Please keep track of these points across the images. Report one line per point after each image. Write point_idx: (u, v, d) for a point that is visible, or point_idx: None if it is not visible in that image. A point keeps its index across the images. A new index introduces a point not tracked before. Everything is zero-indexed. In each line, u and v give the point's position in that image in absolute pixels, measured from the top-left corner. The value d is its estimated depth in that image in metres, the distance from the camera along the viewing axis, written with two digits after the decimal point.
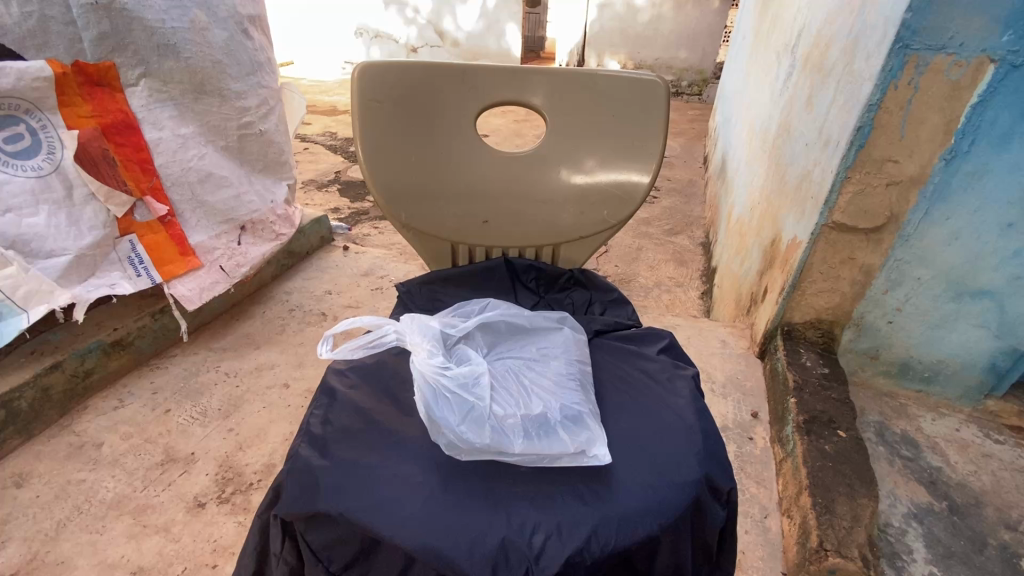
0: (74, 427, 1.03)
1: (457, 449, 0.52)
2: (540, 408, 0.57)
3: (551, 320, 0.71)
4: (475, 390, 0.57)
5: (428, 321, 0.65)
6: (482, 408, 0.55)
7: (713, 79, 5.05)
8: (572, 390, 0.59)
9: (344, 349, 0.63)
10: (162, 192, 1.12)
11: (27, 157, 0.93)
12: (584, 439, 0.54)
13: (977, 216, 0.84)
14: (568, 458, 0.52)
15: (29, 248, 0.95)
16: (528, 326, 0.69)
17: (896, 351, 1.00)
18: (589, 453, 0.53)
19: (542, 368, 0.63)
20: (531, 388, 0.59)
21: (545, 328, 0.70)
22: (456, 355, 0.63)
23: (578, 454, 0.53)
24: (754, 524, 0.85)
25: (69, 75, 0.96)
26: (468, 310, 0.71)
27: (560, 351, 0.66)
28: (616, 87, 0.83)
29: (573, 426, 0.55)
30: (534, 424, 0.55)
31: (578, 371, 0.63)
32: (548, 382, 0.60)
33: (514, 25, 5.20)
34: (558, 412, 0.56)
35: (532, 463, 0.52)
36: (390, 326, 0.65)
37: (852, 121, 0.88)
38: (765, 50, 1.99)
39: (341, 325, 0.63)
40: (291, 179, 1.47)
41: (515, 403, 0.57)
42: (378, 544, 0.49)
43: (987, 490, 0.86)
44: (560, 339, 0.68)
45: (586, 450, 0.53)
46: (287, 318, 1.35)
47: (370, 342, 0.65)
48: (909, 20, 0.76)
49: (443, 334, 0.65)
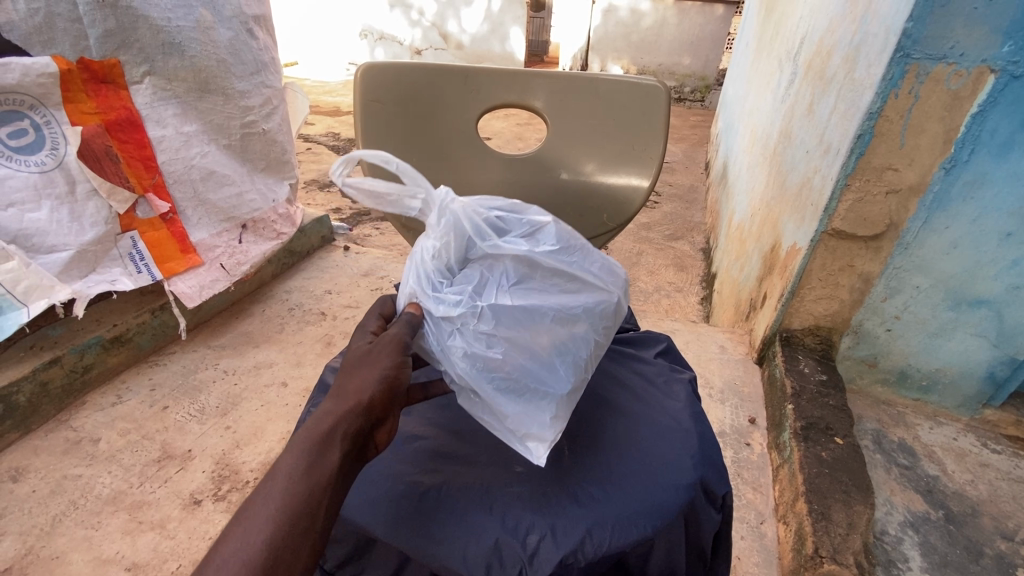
0: (72, 422, 1.03)
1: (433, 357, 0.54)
2: (515, 373, 0.51)
3: (599, 272, 0.60)
4: (459, 316, 0.52)
5: (462, 208, 0.58)
6: (460, 339, 0.52)
7: (716, 86, 5.07)
8: (559, 365, 0.52)
9: (355, 181, 0.57)
10: (163, 189, 1.12)
11: (31, 151, 0.93)
12: (532, 429, 0.50)
13: (975, 226, 0.84)
14: (507, 434, 0.51)
15: (31, 243, 0.96)
16: (574, 267, 0.58)
17: (894, 359, 1.00)
18: (527, 444, 0.50)
19: (554, 318, 0.54)
20: (524, 337, 0.52)
21: (591, 281, 0.58)
22: (472, 264, 0.57)
23: (516, 438, 0.50)
24: (750, 529, 0.85)
25: (75, 72, 0.96)
26: (520, 224, 0.60)
27: (584, 318, 0.55)
28: (616, 91, 0.83)
29: (528, 406, 0.51)
30: (490, 385, 0.51)
31: (583, 355, 0.54)
32: (552, 340, 0.53)
33: (518, 28, 5.22)
34: (532, 385, 0.51)
35: (477, 419, 0.53)
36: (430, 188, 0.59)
37: (853, 128, 0.88)
38: (767, 57, 1.99)
39: (378, 150, 0.56)
40: (294, 179, 1.48)
41: (493, 349, 0.51)
42: (373, 542, 0.51)
43: (984, 499, 0.86)
44: (594, 302, 0.57)
45: (526, 439, 0.50)
46: (287, 317, 1.35)
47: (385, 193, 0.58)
48: (910, 29, 0.76)
49: (471, 240, 0.58)
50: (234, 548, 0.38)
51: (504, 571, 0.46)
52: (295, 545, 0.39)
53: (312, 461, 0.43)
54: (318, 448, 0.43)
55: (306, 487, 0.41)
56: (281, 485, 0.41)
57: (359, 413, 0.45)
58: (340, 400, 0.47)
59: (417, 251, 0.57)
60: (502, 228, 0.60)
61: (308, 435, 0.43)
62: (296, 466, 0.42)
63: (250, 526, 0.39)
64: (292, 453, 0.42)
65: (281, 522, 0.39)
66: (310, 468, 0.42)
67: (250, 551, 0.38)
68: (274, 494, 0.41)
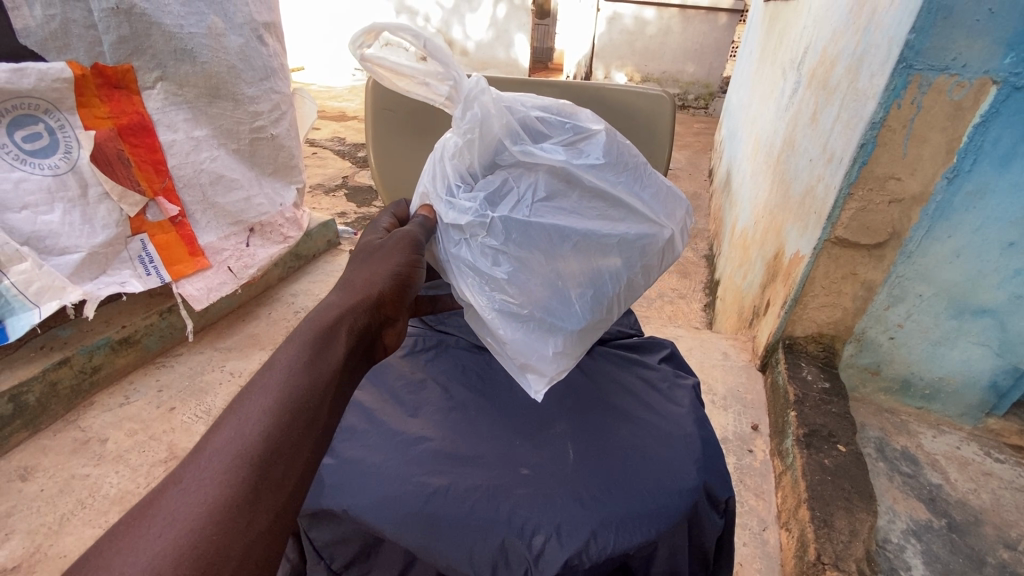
0: (80, 423, 1.04)
1: (450, 257, 0.63)
2: (517, 297, 0.59)
3: (650, 205, 0.66)
4: (469, 227, 0.61)
5: (490, 103, 0.64)
6: (467, 252, 0.61)
7: (720, 94, 5.10)
8: (568, 303, 0.59)
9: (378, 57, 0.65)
10: (173, 193, 1.14)
11: (45, 155, 0.95)
12: (535, 357, 0.57)
13: (978, 236, 0.85)
14: (514, 364, 0.58)
15: (44, 245, 0.97)
16: (612, 195, 0.65)
17: (897, 367, 1.01)
18: (526, 377, 0.58)
19: (575, 245, 0.61)
20: (530, 265, 0.60)
21: (637, 210, 0.65)
22: (497, 171, 0.64)
23: (519, 370, 0.58)
24: (752, 536, 0.85)
25: (89, 77, 0.98)
26: (558, 137, 0.66)
27: (610, 251, 0.62)
28: (623, 101, 0.84)
29: (529, 336, 0.58)
30: (492, 309, 0.59)
31: (610, 292, 0.61)
32: (573, 269, 0.60)
33: (523, 35, 5.26)
34: (546, 311, 0.59)
35: (486, 344, 0.62)
36: (460, 75, 0.64)
37: (856, 137, 0.89)
38: (771, 66, 2.01)
39: (403, 29, 0.62)
40: (301, 183, 1.49)
41: (496, 269, 0.59)
42: (381, 543, 0.53)
43: (987, 508, 0.86)
44: (635, 234, 0.63)
45: (526, 372, 0.58)
46: (293, 320, 1.36)
47: (406, 72, 0.66)
48: (913, 40, 0.77)
49: (500, 144, 0.65)
50: (227, 437, 0.44)
51: (511, 571, 0.48)
52: (289, 443, 0.44)
53: (301, 367, 0.48)
54: (319, 339, 0.50)
55: (304, 371, 0.48)
56: (283, 373, 0.48)
57: (360, 309, 0.53)
58: (328, 319, 0.52)
59: (442, 144, 0.65)
60: (542, 136, 0.67)
61: (311, 327, 0.51)
62: (297, 356, 0.49)
63: (242, 421, 0.45)
64: (293, 346, 0.50)
65: (273, 418, 0.45)
66: (299, 377, 0.48)
67: (243, 444, 0.43)
68: (274, 382, 0.47)
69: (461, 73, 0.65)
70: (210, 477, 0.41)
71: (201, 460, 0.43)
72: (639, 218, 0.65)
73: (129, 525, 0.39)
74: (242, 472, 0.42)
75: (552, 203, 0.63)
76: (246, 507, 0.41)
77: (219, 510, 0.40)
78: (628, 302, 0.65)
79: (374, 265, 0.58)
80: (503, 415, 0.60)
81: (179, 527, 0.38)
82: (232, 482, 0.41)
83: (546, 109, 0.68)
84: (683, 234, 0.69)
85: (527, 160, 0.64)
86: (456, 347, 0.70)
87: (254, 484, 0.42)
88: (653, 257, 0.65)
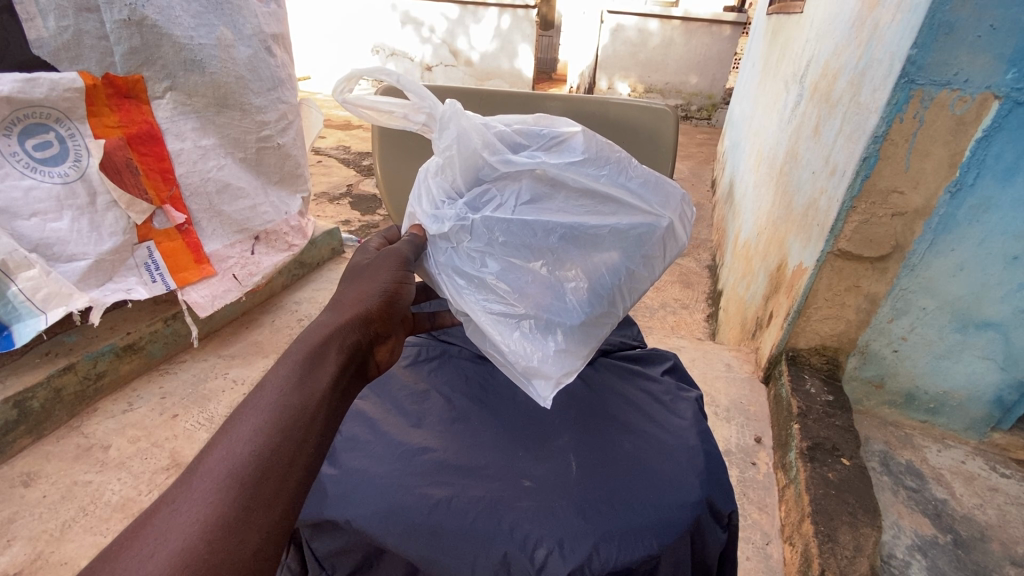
0: (83, 429, 1.04)
1: (438, 272, 0.63)
2: (510, 296, 0.60)
3: (644, 201, 0.65)
4: (453, 235, 0.62)
5: (466, 123, 0.63)
6: (454, 258, 0.62)
7: (724, 105, 5.14)
8: (563, 298, 0.60)
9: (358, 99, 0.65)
10: (180, 202, 1.15)
11: (55, 163, 0.96)
12: (539, 357, 0.57)
13: (981, 249, 0.84)
14: (519, 368, 0.58)
15: (52, 251, 0.98)
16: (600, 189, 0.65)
17: (901, 380, 1.00)
18: (530, 381, 0.58)
19: (562, 237, 0.62)
20: (519, 265, 0.61)
21: (628, 204, 0.65)
22: (482, 186, 0.64)
23: (524, 374, 0.58)
24: (755, 550, 0.84)
25: (100, 87, 0.99)
26: (537, 146, 0.66)
27: (602, 244, 0.63)
28: (627, 115, 0.85)
29: (529, 337, 0.58)
30: (486, 312, 0.60)
31: (609, 287, 0.62)
32: (563, 264, 0.62)
33: (527, 45, 5.31)
34: (544, 306, 0.59)
35: (491, 357, 0.62)
36: (435, 103, 0.64)
37: (858, 151, 0.89)
38: (773, 79, 2.03)
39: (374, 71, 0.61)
40: (306, 192, 1.50)
41: (485, 270, 0.61)
42: (383, 553, 0.53)
43: (993, 525, 0.85)
44: (627, 224, 0.64)
45: (530, 375, 0.57)
46: (297, 328, 1.37)
47: (385, 109, 0.66)
48: (914, 55, 0.78)
49: (480, 161, 0.64)
50: (218, 458, 0.44)
51: None
52: (281, 462, 0.44)
53: (293, 387, 0.49)
54: (308, 359, 0.51)
55: (292, 392, 0.48)
56: (273, 393, 0.48)
57: (349, 329, 0.54)
58: (319, 338, 0.52)
59: (425, 167, 0.65)
60: (520, 146, 0.66)
61: (301, 347, 0.51)
62: (289, 375, 0.49)
63: (234, 442, 0.45)
64: (285, 367, 0.50)
65: (264, 438, 0.45)
66: (292, 396, 0.48)
67: (235, 464, 0.43)
68: (264, 402, 0.48)
69: (436, 99, 0.65)
70: (202, 497, 0.41)
71: (193, 481, 0.43)
72: (632, 210, 0.65)
73: (120, 548, 0.39)
74: (234, 491, 0.42)
75: (537, 205, 0.63)
76: (240, 527, 0.41)
77: (212, 530, 0.40)
78: (631, 297, 0.65)
79: (363, 284, 0.59)
80: (506, 426, 0.60)
81: (171, 546, 0.38)
82: (224, 503, 0.41)
83: (522, 123, 0.68)
84: (684, 221, 0.69)
85: (509, 170, 0.64)
86: (459, 358, 0.71)
87: (248, 503, 0.42)
88: (652, 246, 0.64)
